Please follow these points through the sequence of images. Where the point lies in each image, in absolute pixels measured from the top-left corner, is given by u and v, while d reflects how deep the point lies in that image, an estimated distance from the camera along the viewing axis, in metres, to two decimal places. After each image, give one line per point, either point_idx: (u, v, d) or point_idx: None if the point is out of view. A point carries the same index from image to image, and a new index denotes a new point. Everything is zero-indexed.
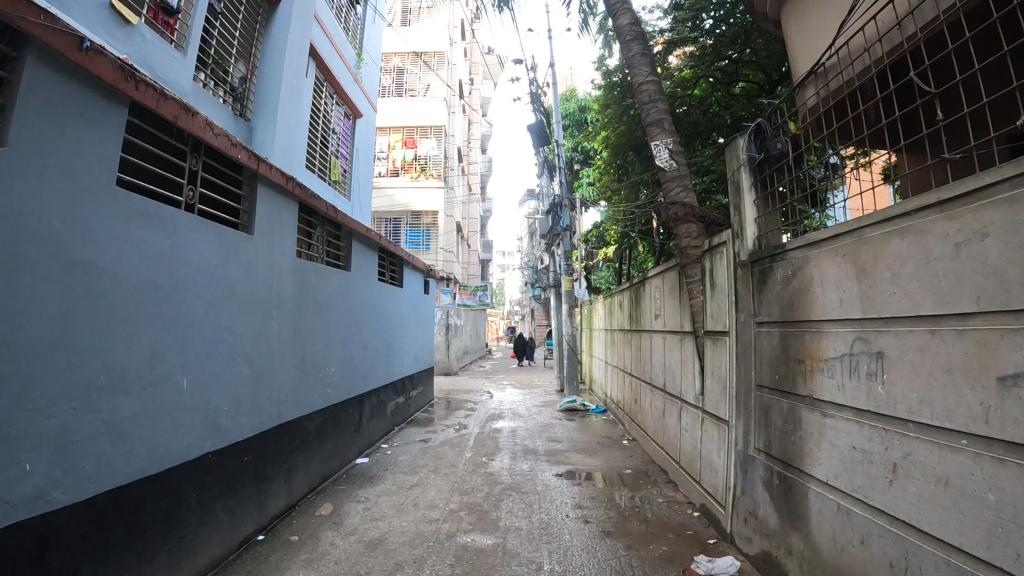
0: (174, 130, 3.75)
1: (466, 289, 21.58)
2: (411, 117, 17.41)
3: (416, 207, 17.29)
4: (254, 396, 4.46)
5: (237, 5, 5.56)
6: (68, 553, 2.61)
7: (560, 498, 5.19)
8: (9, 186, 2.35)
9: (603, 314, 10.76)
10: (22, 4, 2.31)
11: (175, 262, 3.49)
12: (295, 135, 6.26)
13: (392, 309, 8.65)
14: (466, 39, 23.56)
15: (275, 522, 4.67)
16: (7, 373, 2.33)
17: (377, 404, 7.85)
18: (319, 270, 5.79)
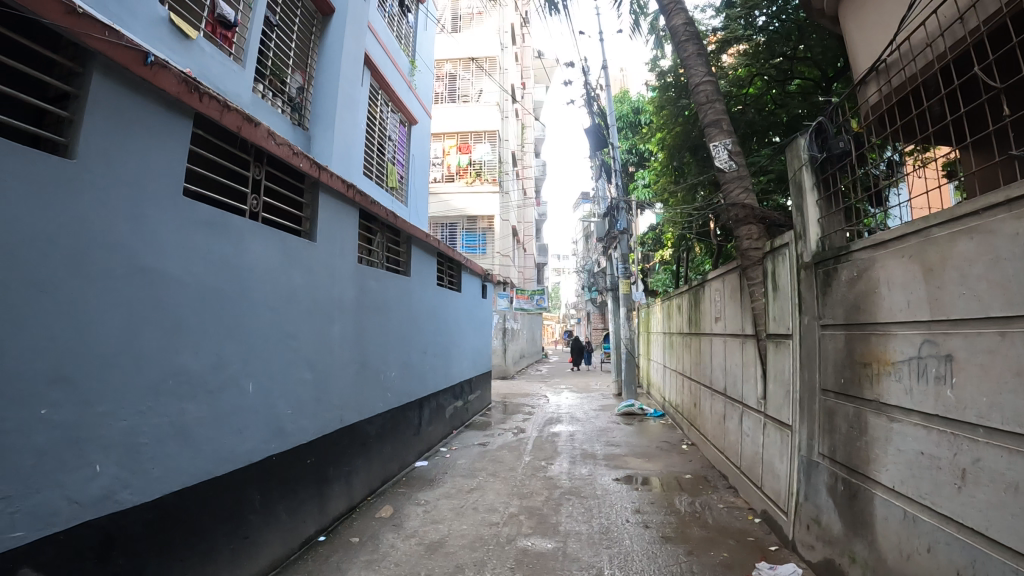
0: (237, 141, 3.87)
1: (523, 293, 21.63)
2: (465, 123, 17.56)
3: (472, 212, 17.41)
4: (317, 400, 4.56)
5: (293, 17, 5.70)
6: (135, 552, 2.71)
7: (619, 503, 5.16)
8: (79, 198, 2.46)
9: (661, 317, 10.66)
10: (86, 21, 2.42)
11: (239, 270, 3.60)
12: (352, 143, 6.38)
13: (450, 314, 8.73)
14: (517, 44, 23.66)
15: (336, 524, 4.76)
16: (78, 376, 2.44)
17: (436, 408, 7.92)
18: (379, 276, 5.88)
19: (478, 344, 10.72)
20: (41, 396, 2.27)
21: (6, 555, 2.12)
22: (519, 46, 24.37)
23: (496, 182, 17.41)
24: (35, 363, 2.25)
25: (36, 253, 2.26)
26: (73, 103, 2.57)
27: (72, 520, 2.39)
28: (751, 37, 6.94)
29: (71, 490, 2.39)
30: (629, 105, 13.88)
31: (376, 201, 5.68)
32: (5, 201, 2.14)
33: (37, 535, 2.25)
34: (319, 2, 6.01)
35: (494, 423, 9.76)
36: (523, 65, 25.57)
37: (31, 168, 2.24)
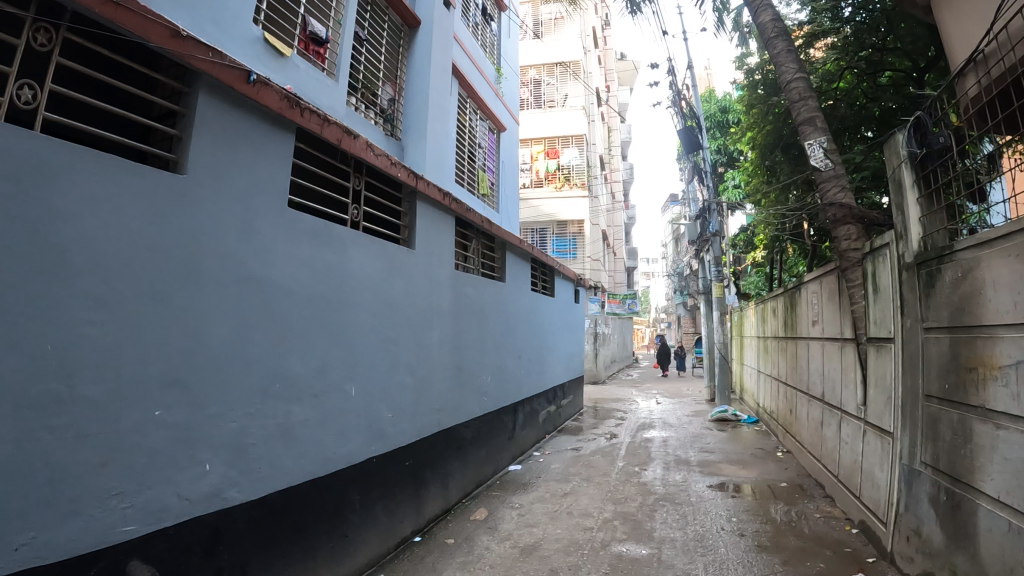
0: (339, 153, 4.02)
1: (614, 297, 21.50)
2: (552, 128, 17.59)
3: (561, 217, 17.42)
4: (416, 404, 4.68)
5: (381, 31, 5.88)
6: (241, 547, 2.86)
7: (715, 510, 5.06)
8: (192, 211, 2.62)
9: (755, 322, 10.31)
10: (191, 43, 2.59)
11: (342, 277, 3.74)
12: (444, 150, 6.51)
13: (544, 319, 8.76)
14: (600, 48, 23.59)
15: (431, 525, 4.86)
16: (191, 379, 2.59)
17: (530, 412, 7.97)
18: (475, 282, 5.98)
19: (570, 348, 10.71)
20: (155, 398, 2.43)
21: (121, 548, 2.27)
22: (602, 50, 24.25)
23: (584, 186, 17.35)
24: (149, 367, 2.41)
25: (151, 265, 2.42)
26: (183, 121, 2.74)
27: (182, 516, 2.54)
28: (839, 30, 6.67)
29: (181, 487, 2.54)
30: (717, 104, 13.58)
31: (471, 208, 5.78)
32: (121, 217, 2.30)
33: (150, 529, 2.39)
34: (405, 15, 6.18)
35: (588, 428, 9.74)
36: (607, 69, 25.42)
37: (146, 185, 2.40)
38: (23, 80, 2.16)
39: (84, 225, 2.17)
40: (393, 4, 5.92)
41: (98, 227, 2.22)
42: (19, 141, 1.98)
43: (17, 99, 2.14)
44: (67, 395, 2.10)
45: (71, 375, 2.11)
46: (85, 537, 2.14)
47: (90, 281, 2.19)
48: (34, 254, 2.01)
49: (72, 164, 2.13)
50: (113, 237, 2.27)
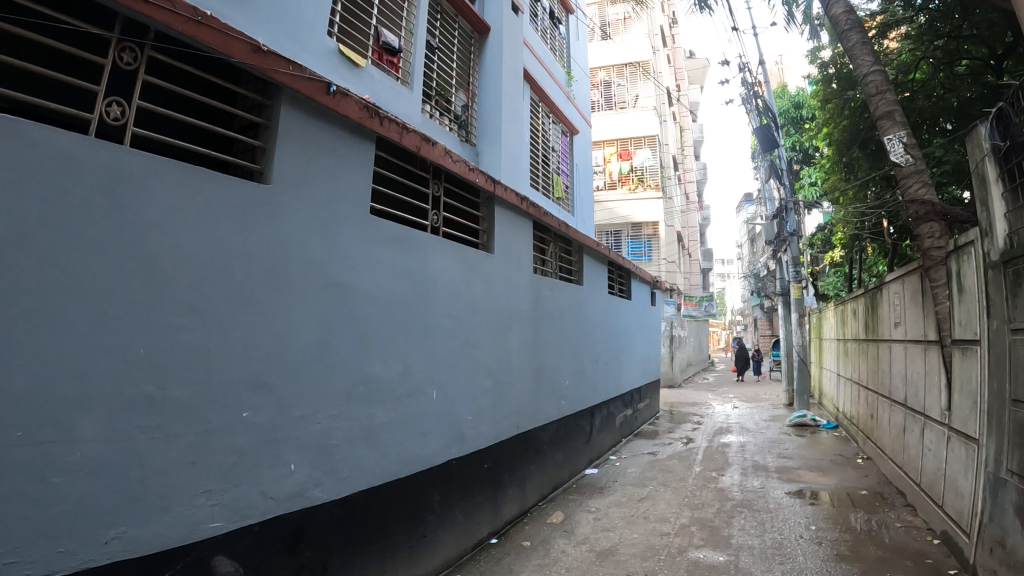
0: (418, 161, 4.10)
1: (690, 300, 21.18)
2: (624, 129, 17.42)
3: (636, 219, 17.30)
4: (495, 407, 4.72)
5: (452, 39, 5.96)
6: (324, 544, 2.93)
7: (794, 517, 4.92)
8: (276, 220, 2.72)
9: (835, 324, 9.94)
10: (270, 57, 2.69)
11: (423, 282, 3.81)
12: (519, 154, 6.54)
13: (621, 322, 8.70)
14: (670, 47, 23.29)
15: (508, 527, 4.89)
16: (277, 381, 2.69)
17: (607, 415, 7.94)
18: (553, 285, 6.00)
19: (647, 351, 10.59)
20: (243, 400, 2.52)
21: (208, 544, 2.34)
22: (671, 48, 23.89)
23: (658, 187, 17.13)
24: (237, 371, 2.50)
25: (237, 273, 2.52)
26: (265, 133, 2.85)
27: (267, 513, 2.62)
28: (914, 19, 6.39)
29: (266, 486, 2.62)
30: (790, 100, 13.20)
31: (548, 212, 5.79)
32: (209, 227, 2.40)
33: (236, 525, 2.47)
34: (475, 22, 6.24)
35: (665, 432, 9.61)
36: (678, 67, 25.03)
37: (233, 195, 2.50)
38: (110, 98, 2.29)
39: (174, 235, 2.26)
40: (463, 11, 5.99)
41: (187, 238, 2.31)
42: (114, 157, 2.08)
43: (106, 115, 2.26)
44: (158, 397, 2.19)
45: (162, 379, 2.21)
46: (173, 532, 2.21)
47: (181, 289, 2.28)
48: (128, 263, 2.11)
49: (164, 177, 2.24)
50: (203, 246, 2.37)
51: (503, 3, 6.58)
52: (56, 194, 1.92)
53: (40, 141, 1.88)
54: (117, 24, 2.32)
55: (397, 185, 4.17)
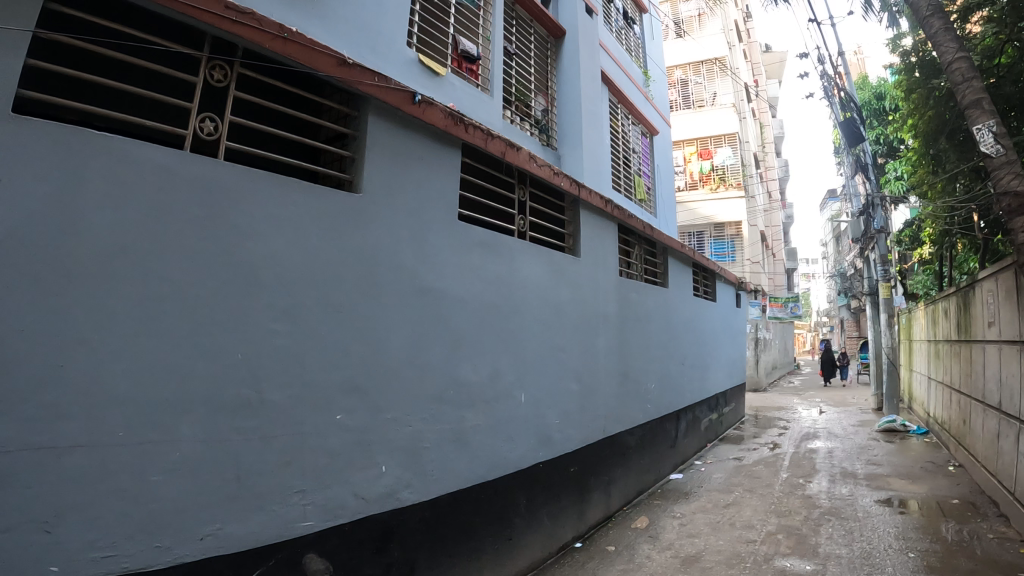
0: (504, 166, 4.14)
1: (776, 300, 20.61)
2: (704, 128, 17.02)
3: (719, 219, 16.87)
4: (582, 411, 4.69)
5: (529, 43, 5.97)
6: (412, 545, 2.94)
7: (883, 526, 4.71)
8: (367, 227, 2.78)
9: (925, 325, 9.50)
10: (357, 70, 2.76)
11: (509, 286, 3.82)
12: (601, 155, 6.49)
13: (706, 324, 8.51)
14: (746, 42, 22.70)
15: (592, 531, 4.85)
16: (368, 384, 2.74)
17: (692, 419, 7.80)
18: (639, 287, 5.92)
19: (732, 354, 10.32)
20: (335, 403, 2.57)
21: (301, 541, 2.38)
22: (748, 43, 23.30)
23: (741, 186, 16.67)
24: (330, 375, 2.55)
25: (329, 279, 2.57)
26: (354, 142, 2.93)
27: (358, 513, 2.65)
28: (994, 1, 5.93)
29: (358, 487, 2.66)
30: (873, 91, 12.66)
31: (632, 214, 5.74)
32: (302, 235, 2.46)
33: (328, 524, 2.50)
34: (551, 26, 6.24)
35: (752, 436, 9.36)
36: (756, 62, 24.35)
37: (325, 204, 2.57)
38: (204, 114, 2.38)
39: (268, 244, 2.32)
40: (538, 16, 6.01)
41: (281, 246, 2.37)
42: (209, 170, 2.15)
43: (200, 131, 2.35)
44: (255, 399, 2.24)
45: (258, 382, 2.26)
46: (267, 529, 2.25)
47: (275, 294, 2.34)
48: (224, 271, 2.17)
49: (259, 187, 2.31)
50: (297, 253, 2.44)
51: (578, 6, 6.55)
52: (156, 207, 2.00)
53: (142, 157, 1.98)
54: (207, 43, 2.40)
55: (483, 191, 4.21)
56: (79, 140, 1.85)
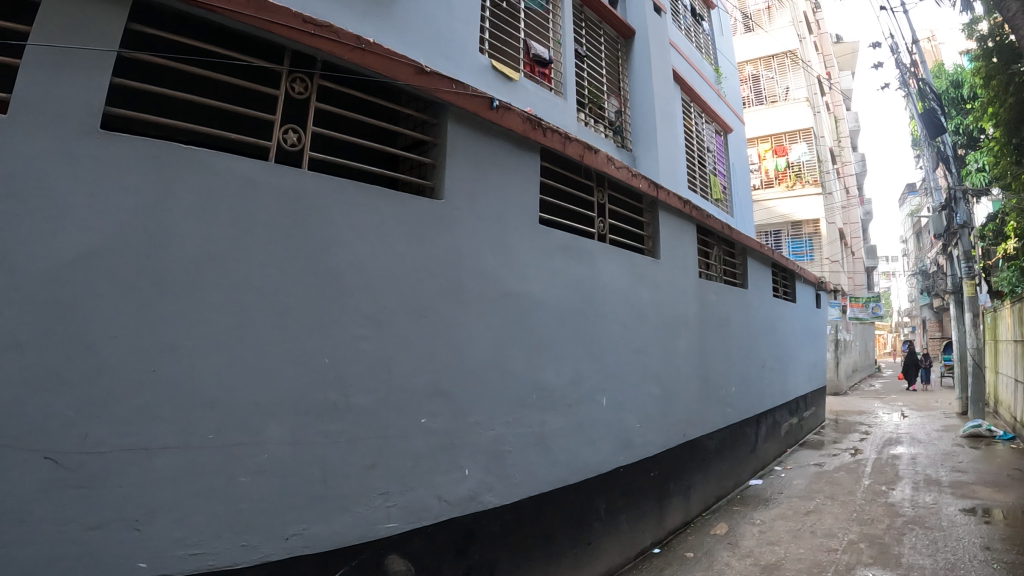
0: (582, 169, 4.05)
1: (856, 300, 19.90)
2: (779, 124, 16.60)
3: (797, 217, 16.33)
4: (664, 413, 4.44)
5: (598, 43, 5.42)
6: (492, 547, 2.77)
7: (968, 537, 4.48)
8: (449, 232, 2.71)
9: (1011, 324, 9.03)
10: (434, 77, 2.67)
11: (595, 289, 3.70)
12: (680, 156, 5.98)
13: (787, 326, 8.22)
14: (816, 34, 22.09)
15: (671, 537, 4.53)
16: (454, 388, 2.66)
17: (773, 424, 7.51)
18: (719, 288, 5.73)
19: (813, 357, 9.95)
20: (421, 406, 2.50)
21: (384, 543, 2.29)
22: (819, 36, 22.60)
23: (818, 182, 16.11)
24: (417, 380, 2.50)
25: (415, 285, 2.53)
26: (435, 149, 2.86)
27: (441, 516, 2.54)
28: None
29: (441, 489, 2.55)
30: (949, 79, 12.15)
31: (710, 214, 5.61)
32: (388, 242, 2.44)
33: (411, 526, 2.40)
34: (621, 27, 5.75)
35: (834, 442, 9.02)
36: (829, 54, 23.58)
37: (407, 210, 2.53)
38: (287, 126, 2.32)
39: (355, 251, 2.31)
40: (608, 16, 5.53)
41: (366, 254, 2.35)
42: (295, 182, 2.16)
43: (284, 143, 2.30)
44: (342, 404, 2.22)
45: (346, 386, 2.24)
46: (348, 531, 2.18)
47: (362, 300, 2.32)
48: (310, 277, 2.17)
49: (340, 195, 2.28)
50: (384, 260, 2.42)
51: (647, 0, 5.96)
52: (243, 217, 2.02)
53: (231, 168, 2.01)
54: (286, 56, 2.35)
55: (562, 195, 4.12)
56: (169, 156, 1.89)
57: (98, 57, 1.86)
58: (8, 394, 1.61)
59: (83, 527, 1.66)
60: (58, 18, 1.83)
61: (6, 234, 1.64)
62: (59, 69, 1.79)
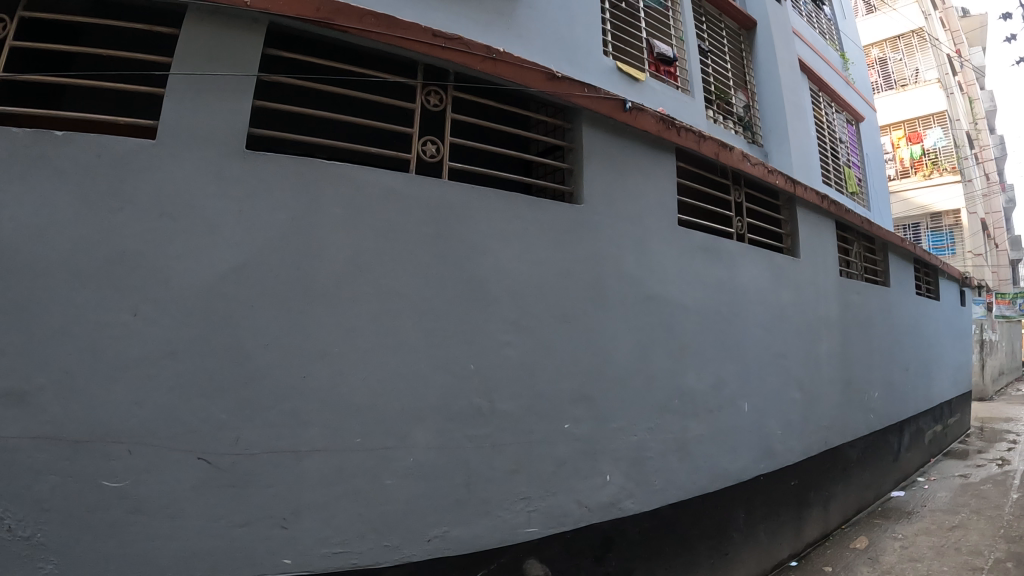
0: (718, 168, 3.94)
1: (1003, 297, 18.52)
2: (909, 109, 13.90)
3: (937, 209, 13.61)
4: (805, 419, 4.24)
5: (720, 37, 5.08)
6: (631, 556, 2.71)
7: None
8: (589, 236, 2.70)
9: None
10: (567, 83, 2.68)
11: (736, 292, 3.59)
12: (813, 150, 5.54)
13: (930, 327, 7.69)
14: (943, 10, 20.25)
15: (809, 550, 4.33)
16: (596, 393, 2.63)
17: (916, 432, 7.04)
18: (859, 287, 5.44)
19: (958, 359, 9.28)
20: (564, 411, 2.49)
21: (524, 547, 2.28)
22: (942, 11, 20.43)
23: (959, 169, 13.31)
24: (559, 385, 2.48)
25: (557, 291, 2.53)
26: (571, 154, 2.86)
27: (581, 521, 2.50)
28: None
29: (582, 495, 2.52)
30: None
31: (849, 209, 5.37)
32: (528, 248, 2.45)
33: (551, 531, 2.38)
34: (742, 19, 5.27)
35: (980, 451, 8.42)
36: (958, 30, 21.16)
37: (546, 215, 2.54)
38: (426, 137, 2.37)
39: (499, 259, 2.35)
40: (729, 9, 5.10)
41: (508, 259, 2.38)
42: (438, 192, 2.21)
43: (424, 154, 2.35)
44: (487, 409, 2.24)
45: (491, 392, 2.26)
46: (489, 535, 2.19)
47: (507, 307, 2.35)
48: (454, 284, 2.21)
49: (479, 202, 2.32)
50: (526, 267, 2.43)
51: None
52: (391, 228, 2.09)
53: (375, 182, 2.08)
54: (420, 71, 2.41)
55: (698, 196, 4.02)
56: (313, 172, 1.97)
57: (239, 80, 1.95)
58: (164, 399, 1.73)
59: (233, 524, 1.75)
60: (198, 48, 1.93)
61: (161, 250, 1.77)
62: (205, 96, 1.90)
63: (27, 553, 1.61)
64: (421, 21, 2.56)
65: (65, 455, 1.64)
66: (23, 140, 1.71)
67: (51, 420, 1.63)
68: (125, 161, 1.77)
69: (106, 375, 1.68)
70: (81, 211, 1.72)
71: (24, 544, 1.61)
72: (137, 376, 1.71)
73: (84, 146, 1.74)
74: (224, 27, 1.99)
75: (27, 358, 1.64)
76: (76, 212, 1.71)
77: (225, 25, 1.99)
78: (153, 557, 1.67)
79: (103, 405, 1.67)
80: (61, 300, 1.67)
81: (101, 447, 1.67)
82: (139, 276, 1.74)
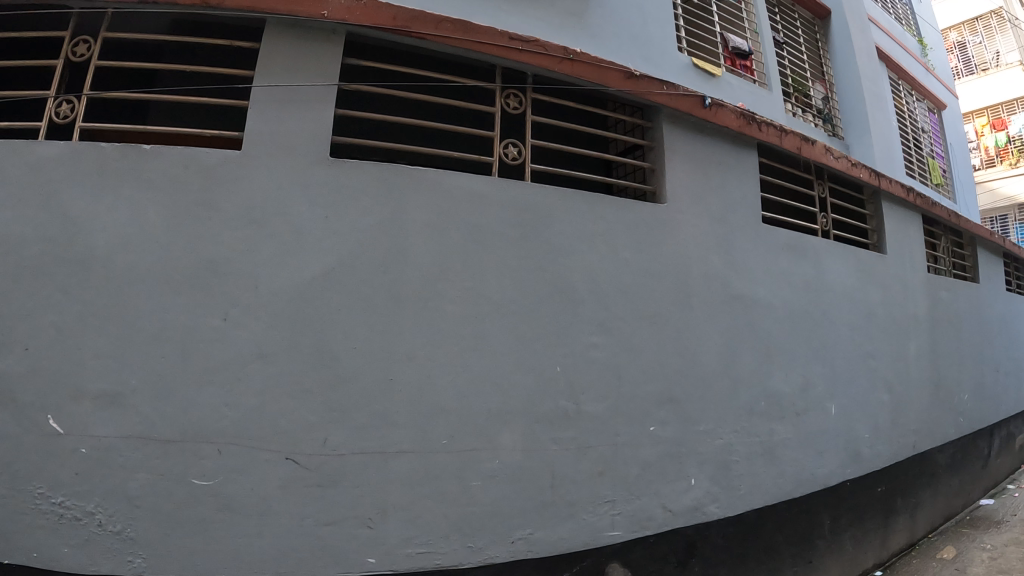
0: (800, 163, 3.86)
1: None
2: (990, 94, 12.81)
3: None
4: (893, 423, 4.10)
5: (795, 28, 4.96)
6: (716, 561, 2.66)
7: None
8: (672, 236, 2.68)
9: None
10: (645, 80, 2.67)
11: (821, 292, 3.50)
12: (896, 142, 5.36)
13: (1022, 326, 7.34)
14: None
15: (895, 559, 4.18)
16: (681, 395, 2.59)
17: (1007, 437, 6.71)
18: (948, 285, 5.24)
19: None
20: (649, 413, 2.46)
21: (607, 550, 2.25)
22: None
23: None
24: (643, 388, 2.45)
25: (642, 291, 2.51)
26: (651, 153, 2.84)
27: (665, 525, 2.47)
28: None
29: (666, 499, 2.48)
30: None
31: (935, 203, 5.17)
32: (612, 248, 2.44)
33: (635, 535, 2.36)
34: (816, 9, 5.14)
35: None
36: None
37: (628, 215, 2.52)
38: (508, 140, 2.39)
39: (583, 260, 2.34)
40: None
41: (593, 260, 2.37)
42: (520, 194, 2.22)
43: (506, 156, 2.37)
44: (574, 411, 2.24)
45: (577, 393, 2.26)
46: (573, 537, 2.18)
47: (592, 308, 2.34)
48: (539, 285, 2.21)
49: (563, 203, 2.32)
50: (610, 268, 2.42)
51: None
52: (476, 231, 2.11)
53: (457, 185, 2.10)
54: (498, 75, 2.43)
55: (780, 192, 3.94)
56: (400, 176, 2.01)
57: (320, 88, 1.99)
58: (256, 400, 1.78)
59: (322, 522, 1.79)
60: (280, 59, 2.00)
61: (250, 256, 1.82)
62: (291, 105, 1.96)
63: (120, 546, 1.69)
64: (494, 24, 2.59)
65: (158, 454, 1.72)
66: (115, 156, 1.82)
67: (143, 420, 1.72)
68: (213, 172, 1.84)
69: (199, 377, 1.75)
70: (173, 220, 1.80)
71: (116, 539, 1.69)
72: (229, 377, 1.77)
73: (173, 158, 1.83)
74: (308, 37, 2.04)
75: (122, 361, 1.73)
76: (167, 221, 1.80)
77: (307, 37, 2.04)
78: (244, 552, 1.72)
79: (196, 405, 1.74)
80: (156, 306, 1.76)
81: (192, 446, 1.73)
82: (230, 281, 1.80)
